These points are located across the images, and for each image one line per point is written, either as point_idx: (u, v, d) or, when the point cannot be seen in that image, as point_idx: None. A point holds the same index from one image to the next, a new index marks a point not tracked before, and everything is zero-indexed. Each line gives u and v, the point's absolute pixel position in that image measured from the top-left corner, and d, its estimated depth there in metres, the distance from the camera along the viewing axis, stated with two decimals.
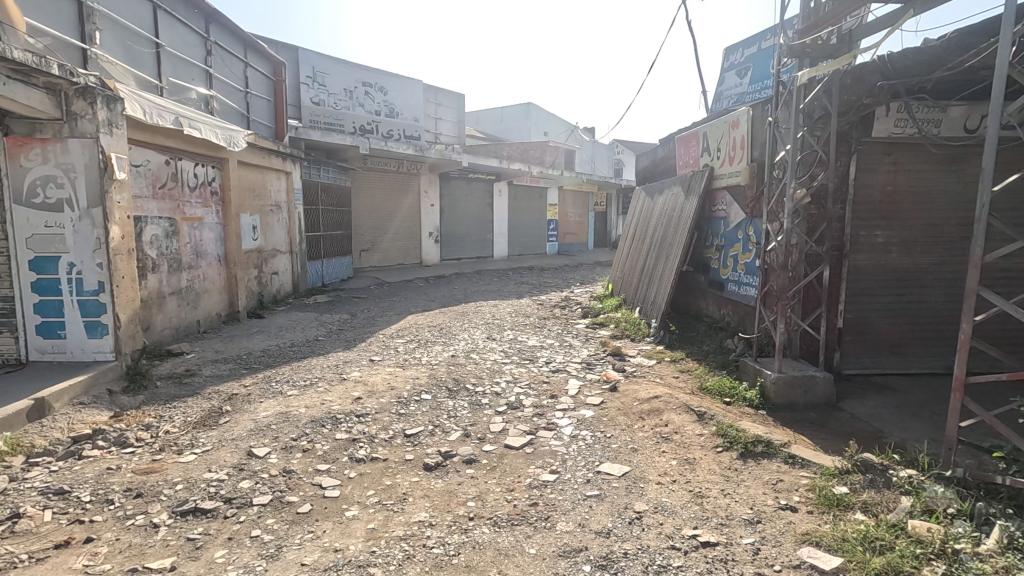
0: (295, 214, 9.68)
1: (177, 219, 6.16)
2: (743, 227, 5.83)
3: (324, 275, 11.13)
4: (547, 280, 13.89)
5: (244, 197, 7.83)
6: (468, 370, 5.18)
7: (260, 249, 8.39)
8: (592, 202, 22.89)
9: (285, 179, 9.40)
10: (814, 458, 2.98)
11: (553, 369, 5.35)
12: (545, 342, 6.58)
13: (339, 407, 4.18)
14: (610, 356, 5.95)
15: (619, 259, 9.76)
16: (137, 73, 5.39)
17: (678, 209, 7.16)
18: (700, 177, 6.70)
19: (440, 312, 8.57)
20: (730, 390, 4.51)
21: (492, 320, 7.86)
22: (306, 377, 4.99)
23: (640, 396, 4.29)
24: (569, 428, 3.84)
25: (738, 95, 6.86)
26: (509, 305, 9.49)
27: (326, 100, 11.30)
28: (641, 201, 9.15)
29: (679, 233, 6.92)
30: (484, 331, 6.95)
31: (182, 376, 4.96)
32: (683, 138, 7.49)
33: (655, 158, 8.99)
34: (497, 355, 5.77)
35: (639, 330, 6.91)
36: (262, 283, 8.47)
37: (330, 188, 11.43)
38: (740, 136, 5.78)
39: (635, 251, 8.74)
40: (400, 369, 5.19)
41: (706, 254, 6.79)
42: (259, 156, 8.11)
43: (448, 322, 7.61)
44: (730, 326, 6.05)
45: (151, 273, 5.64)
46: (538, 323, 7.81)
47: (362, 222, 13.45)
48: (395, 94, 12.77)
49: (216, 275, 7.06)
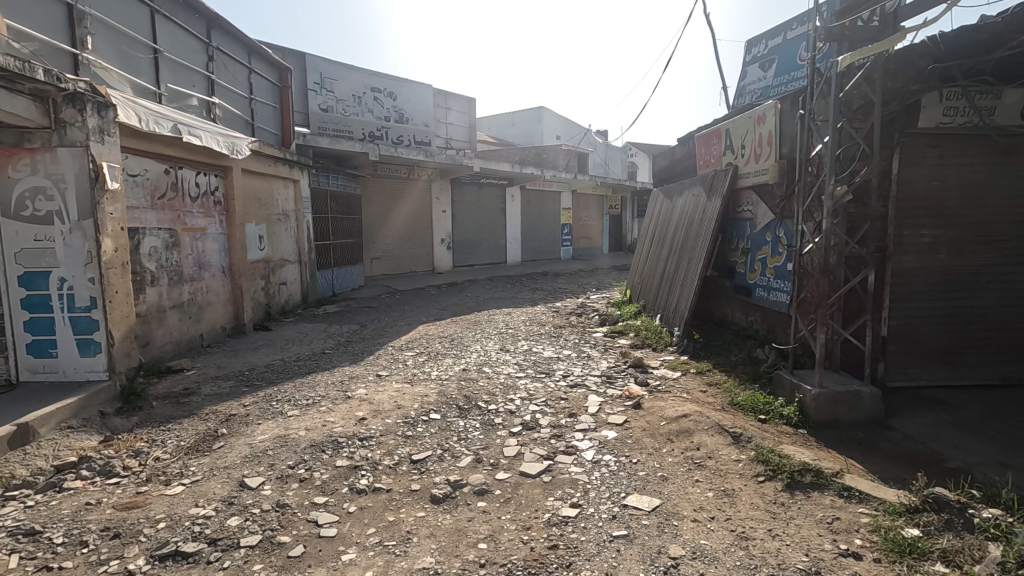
0: (303, 222, 9.48)
1: (177, 230, 5.96)
2: (771, 228, 5.46)
3: (335, 284, 10.91)
4: (562, 286, 13.55)
5: (249, 207, 7.63)
6: (481, 385, 4.87)
7: (268, 259, 8.19)
8: (606, 206, 22.53)
9: (293, 187, 9.22)
10: (874, 491, 2.61)
11: (570, 383, 5.01)
12: (561, 353, 6.24)
13: (342, 430, 3.90)
14: (632, 368, 5.59)
15: (637, 264, 9.41)
16: (133, 79, 5.19)
17: (700, 210, 6.81)
18: (723, 177, 6.35)
19: (452, 322, 8.28)
20: (765, 407, 4.13)
21: (506, 329, 7.53)
22: (309, 394, 4.72)
23: (667, 415, 3.94)
24: (590, 452, 3.51)
25: (762, 89, 6.49)
26: (523, 313, 9.17)
27: (335, 106, 11.13)
28: (659, 204, 8.81)
29: (701, 236, 6.58)
30: (498, 342, 6.64)
31: (179, 396, 4.71)
32: (703, 136, 7.14)
33: (673, 158, 8.65)
34: (511, 369, 5.45)
35: (661, 339, 6.57)
36: (270, 294, 8.25)
37: (339, 196, 11.23)
38: (766, 131, 5.42)
39: (654, 255, 8.40)
40: (408, 385, 4.89)
41: (731, 257, 6.42)
42: (265, 164, 7.92)
43: (460, 332, 7.31)
44: (760, 335, 5.67)
45: (149, 287, 5.43)
46: (553, 333, 7.47)
47: (372, 229, 13.25)
48: (405, 99, 12.58)
49: (220, 287, 6.85)
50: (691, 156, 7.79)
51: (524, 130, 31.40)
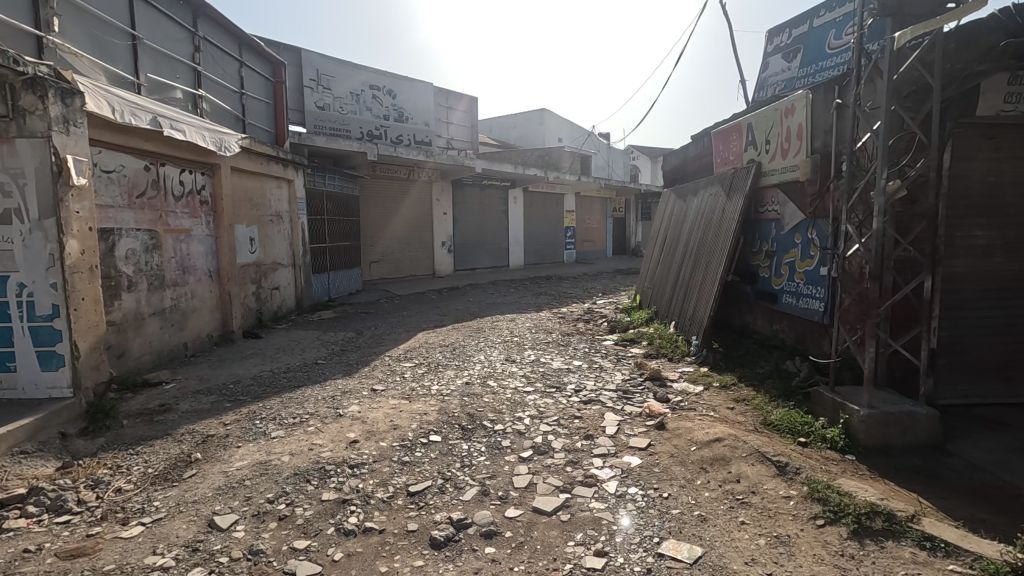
0: (297, 224, 9.07)
1: (159, 231, 5.54)
2: (801, 229, 5.03)
3: (331, 288, 10.48)
4: (567, 290, 13.10)
5: (239, 208, 7.21)
6: (486, 402, 4.42)
7: (259, 263, 7.77)
8: (609, 208, 22.12)
9: (287, 187, 8.81)
10: (964, 544, 2.19)
11: (584, 400, 4.56)
12: (571, 364, 5.80)
13: (330, 455, 3.45)
14: (649, 381, 5.14)
15: (647, 268, 8.99)
16: (108, 67, 4.78)
17: (718, 210, 6.40)
18: (745, 174, 5.95)
19: (454, 329, 7.84)
20: (805, 428, 3.70)
21: (510, 338, 7.08)
22: (296, 412, 4.27)
23: (697, 438, 3.49)
24: (613, 484, 3.07)
25: (785, 82, 6.08)
26: (527, 320, 8.73)
27: (332, 104, 10.72)
28: (671, 205, 8.40)
29: (720, 238, 6.17)
30: (502, 352, 6.19)
31: (153, 413, 4.27)
32: (721, 132, 6.74)
33: (686, 157, 8.25)
34: (519, 382, 5.01)
35: (677, 349, 6.15)
36: (261, 300, 7.82)
37: (336, 197, 10.82)
38: (796, 124, 5.01)
39: (665, 259, 7.99)
40: (406, 402, 4.45)
41: (753, 260, 6.00)
42: (256, 162, 7.51)
43: (462, 341, 6.87)
44: (787, 345, 5.24)
45: (125, 292, 5.01)
46: (561, 341, 7.01)
47: (371, 232, 12.82)
48: (405, 98, 12.18)
49: (207, 292, 6.42)
50: (706, 154, 7.38)
51: (526, 132, 31.01)
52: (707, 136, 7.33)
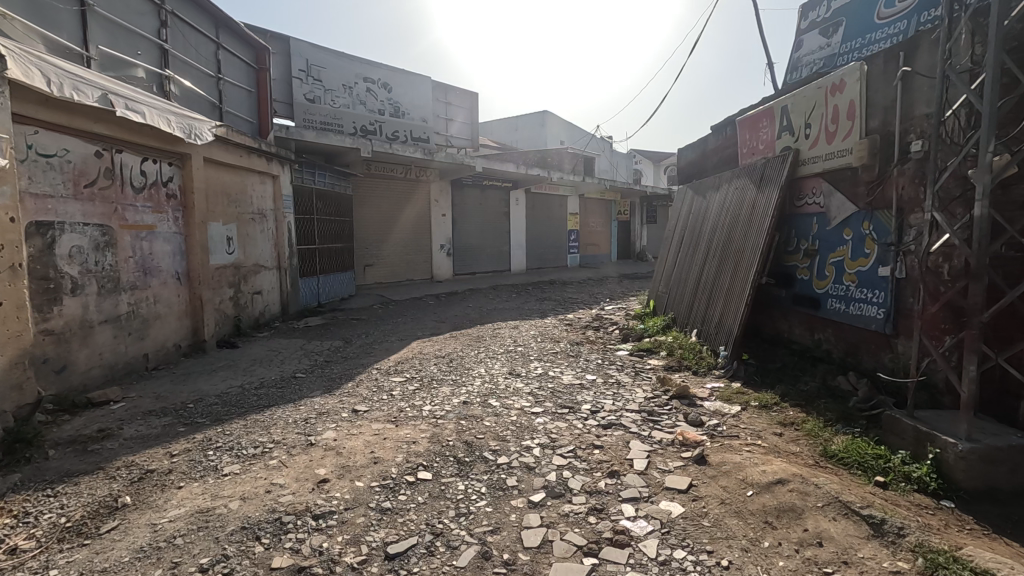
0: (283, 224, 8.40)
1: (114, 225, 4.86)
2: (852, 223, 4.35)
3: (320, 293, 9.79)
4: (573, 296, 12.39)
5: (214, 204, 6.54)
6: (487, 428, 3.71)
7: (238, 264, 7.08)
8: (614, 211, 21.52)
9: (271, 183, 8.15)
10: None
11: (603, 424, 3.85)
12: (584, 379, 5.09)
13: (291, 500, 2.74)
14: (676, 401, 4.43)
15: (661, 271, 8.32)
16: (47, 34, 4.12)
17: (747, 205, 5.74)
18: (780, 163, 5.28)
19: (451, 338, 7.14)
20: (882, 465, 2.99)
21: (513, 348, 6.38)
22: (259, 439, 3.56)
23: (751, 479, 2.78)
24: (652, 544, 2.36)
25: (824, 60, 5.41)
26: (531, 327, 8.02)
27: (323, 97, 10.06)
28: (688, 202, 7.75)
29: (750, 236, 5.50)
30: (505, 365, 5.48)
31: (88, 441, 3.56)
32: (748, 119, 6.08)
33: (705, 150, 7.59)
34: (525, 402, 4.30)
35: (703, 361, 5.47)
36: (240, 305, 7.14)
37: (327, 196, 10.15)
38: (845, 102, 4.33)
39: (684, 260, 7.32)
40: (392, 427, 3.75)
41: (788, 261, 5.32)
42: (235, 154, 6.86)
43: (460, 351, 6.16)
44: (835, 359, 4.54)
45: (69, 296, 4.33)
46: (571, 352, 6.30)
47: (365, 234, 12.14)
48: (401, 92, 11.54)
49: (174, 297, 5.72)
50: (730, 145, 6.72)
51: (528, 134, 30.43)
52: (731, 125, 6.66)
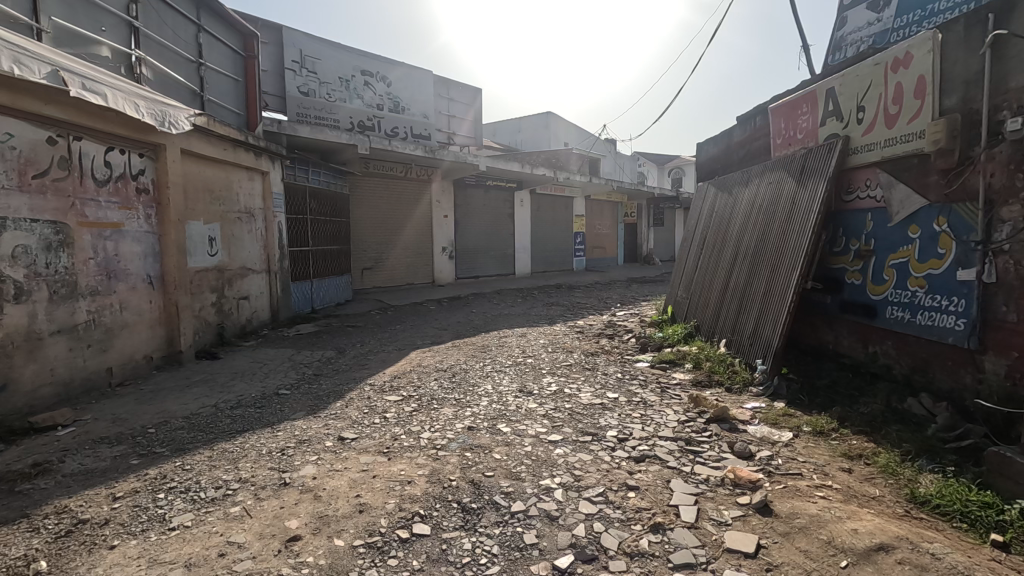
0: (273, 224, 7.82)
1: (70, 223, 4.28)
2: (920, 219, 3.74)
3: (315, 299, 9.21)
4: (582, 301, 11.77)
5: (194, 201, 5.96)
6: (497, 463, 3.09)
7: (221, 268, 6.50)
8: (621, 213, 20.94)
9: (260, 180, 7.58)
10: None
11: (635, 457, 3.23)
12: (606, 397, 4.47)
13: (249, 569, 2.13)
14: (715, 425, 3.81)
15: (679, 275, 7.72)
16: None
17: (785, 201, 5.15)
18: (826, 153, 4.68)
19: (454, 347, 6.55)
20: (997, 519, 2.38)
21: (522, 360, 5.76)
22: (223, 477, 2.96)
23: (840, 542, 2.17)
24: None
25: (873, 36, 4.82)
26: (540, 336, 7.41)
27: (318, 90, 9.49)
28: (711, 200, 7.18)
29: (791, 236, 4.91)
30: (514, 380, 4.87)
31: (17, 480, 2.96)
32: (783, 105, 5.49)
33: (729, 143, 7.01)
34: (540, 428, 3.68)
35: (737, 377, 4.88)
36: (223, 312, 6.55)
37: (322, 195, 9.57)
38: (911, 79, 3.74)
39: (707, 263, 6.73)
40: (384, 460, 3.14)
41: (835, 263, 4.72)
42: (217, 147, 6.28)
43: (464, 364, 5.55)
44: (899, 377, 3.93)
45: (10, 304, 3.74)
46: (586, 365, 5.68)
47: (363, 236, 11.56)
48: (401, 86, 10.97)
49: (146, 303, 5.14)
50: (760, 136, 6.12)
51: (531, 136, 29.92)
52: (762, 114, 6.07)
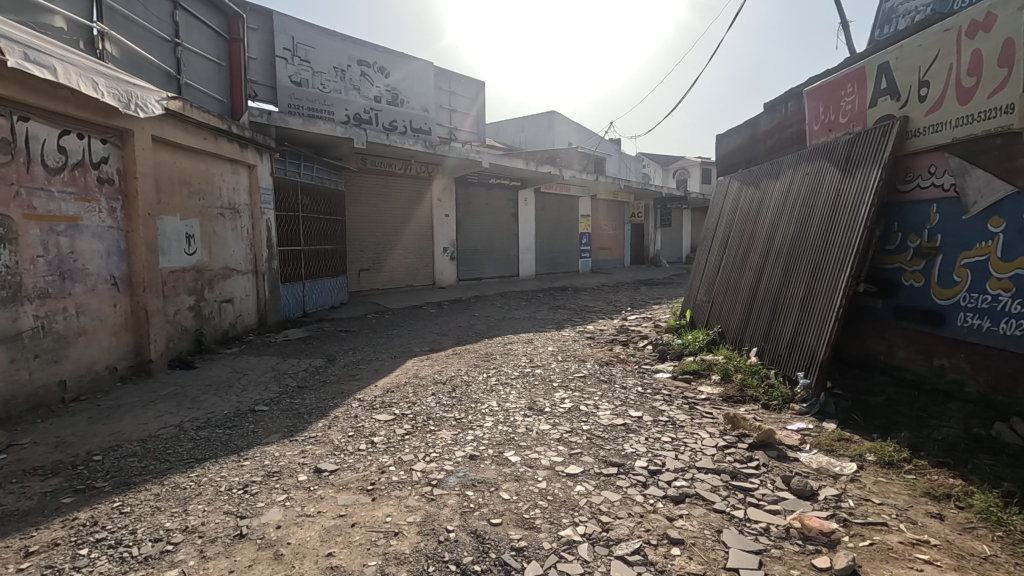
0: (261, 221, 7.27)
1: (12, 215, 3.72)
2: (1005, 210, 3.20)
3: (307, 301, 8.65)
4: (591, 304, 11.19)
5: (168, 194, 5.42)
6: (506, 507, 2.52)
7: (200, 268, 5.96)
8: (627, 214, 20.39)
9: (246, 174, 7.05)
10: None
11: (673, 497, 2.66)
12: (627, 416, 3.89)
13: None
14: (761, 453, 3.23)
15: (698, 275, 7.17)
16: None
17: (827, 192, 4.58)
18: (878, 137, 4.11)
19: (454, 355, 5.98)
20: None
21: (530, 371, 5.19)
22: (166, 524, 2.38)
23: None
24: None
25: (931, 5, 4.26)
26: (548, 342, 6.84)
27: (311, 80, 8.96)
28: (734, 195, 6.63)
29: (834, 234, 4.35)
30: (522, 395, 4.29)
31: None
32: (823, 86, 4.91)
33: (754, 133, 6.45)
34: (555, 457, 3.10)
35: (774, 393, 4.32)
36: (203, 316, 6.00)
37: (316, 191, 9.02)
38: (993, 44, 3.18)
39: (733, 263, 6.18)
40: (368, 501, 2.57)
41: (888, 263, 4.15)
42: (196, 135, 5.75)
43: (465, 375, 4.97)
44: (976, 397, 3.34)
45: None
46: (602, 376, 5.11)
47: (361, 235, 11.01)
48: (399, 77, 10.44)
49: (109, 306, 4.58)
50: (793, 123, 5.55)
51: (534, 136, 29.42)
52: (794, 99, 5.52)
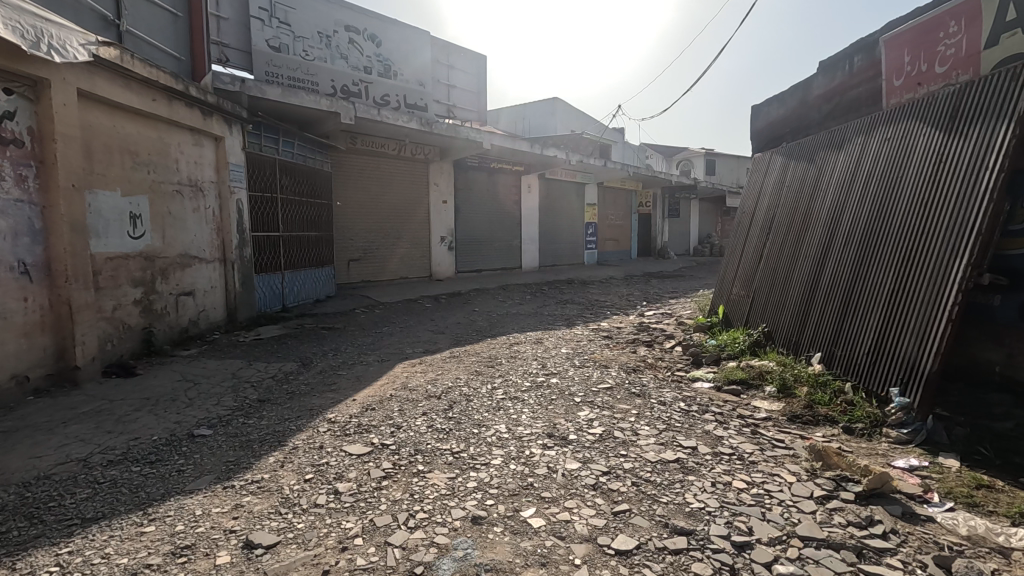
0: (230, 202, 6.31)
1: None
2: None
3: (287, 294, 7.71)
4: (601, 298, 10.24)
5: (104, 163, 4.47)
6: None
7: (150, 254, 5.02)
8: (634, 203, 19.42)
9: (211, 147, 6.09)
10: None
11: None
12: (679, 448, 2.96)
13: None
14: (883, 512, 2.30)
15: (732, 266, 6.24)
16: None
17: (924, 159, 3.67)
18: (1000, 83, 3.21)
19: (452, 360, 5.03)
20: None
21: (544, 380, 4.24)
22: None
23: None
24: None
25: None
26: (560, 343, 5.90)
27: (292, 45, 7.96)
28: (777, 171, 5.70)
29: (940, 211, 3.45)
30: (537, 417, 3.34)
31: None
32: (909, 30, 3.98)
33: (805, 98, 5.50)
34: (594, 521, 2.17)
35: (856, 413, 3.45)
36: (153, 312, 5.06)
37: (298, 171, 8.05)
38: None
39: (781, 249, 5.25)
40: None
41: (1015, 246, 3.26)
42: (142, 94, 4.79)
43: (465, 387, 4.03)
44: None
45: None
46: (632, 387, 4.17)
47: (351, 222, 10.06)
48: (392, 46, 9.45)
49: (16, 300, 3.63)
50: (863, 82, 4.61)
51: (536, 124, 28.38)
52: (864, 51, 4.59)
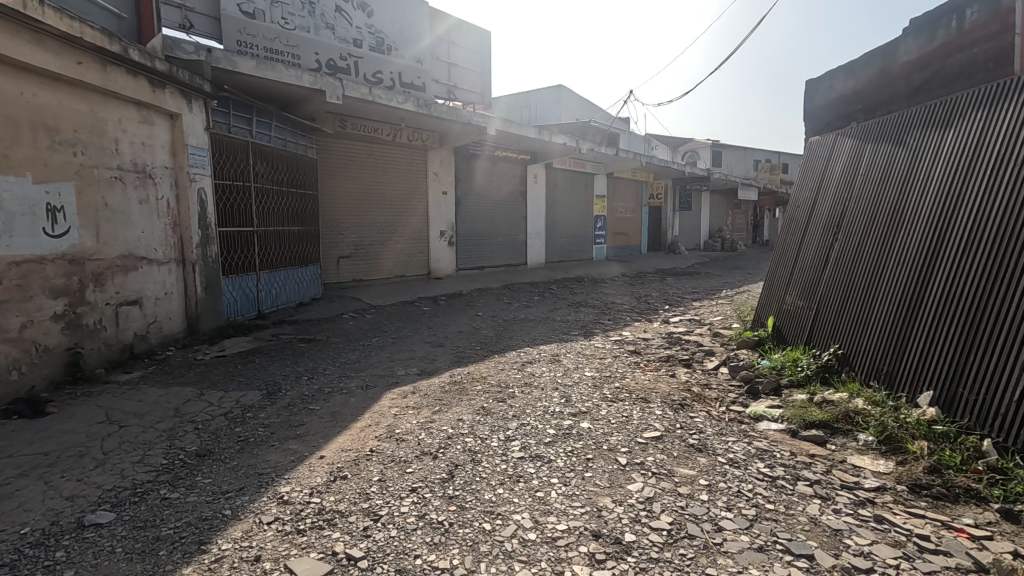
0: (190, 192, 5.32)
1: None
2: None
3: (263, 297, 6.74)
4: (617, 301, 9.24)
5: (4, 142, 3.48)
6: None
7: (77, 256, 4.04)
8: (644, 195, 18.39)
9: (165, 126, 5.09)
10: None
11: None
12: (790, 561, 1.99)
13: None
14: None
15: (785, 270, 5.26)
16: None
17: None
18: None
19: (452, 389, 4.05)
20: None
21: (572, 426, 3.25)
22: None
23: None
24: None
25: None
26: (582, 363, 4.91)
27: (269, 11, 6.93)
28: (846, 155, 4.70)
29: None
30: (572, 498, 2.36)
31: None
32: None
33: (885, 66, 4.49)
34: None
35: (1010, 487, 2.51)
36: (83, 328, 4.09)
37: (277, 157, 7.05)
38: None
39: (856, 252, 4.25)
40: None
41: None
42: (62, 54, 3.80)
43: (469, 437, 3.05)
44: None
45: None
46: (688, 435, 3.19)
47: (341, 215, 9.07)
48: (386, 17, 8.41)
49: None
50: (981, 40, 3.63)
51: (540, 113, 27.25)
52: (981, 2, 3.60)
